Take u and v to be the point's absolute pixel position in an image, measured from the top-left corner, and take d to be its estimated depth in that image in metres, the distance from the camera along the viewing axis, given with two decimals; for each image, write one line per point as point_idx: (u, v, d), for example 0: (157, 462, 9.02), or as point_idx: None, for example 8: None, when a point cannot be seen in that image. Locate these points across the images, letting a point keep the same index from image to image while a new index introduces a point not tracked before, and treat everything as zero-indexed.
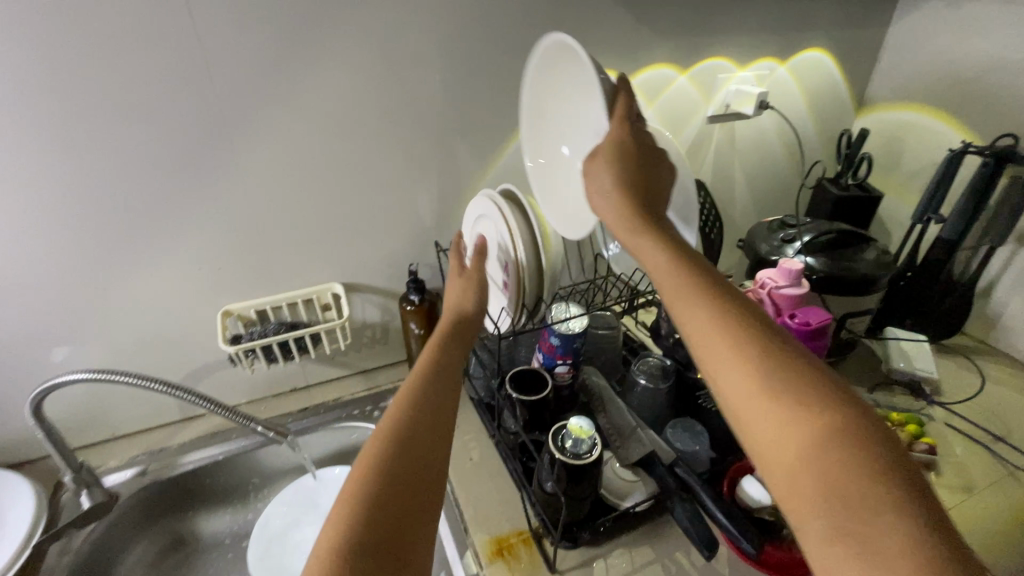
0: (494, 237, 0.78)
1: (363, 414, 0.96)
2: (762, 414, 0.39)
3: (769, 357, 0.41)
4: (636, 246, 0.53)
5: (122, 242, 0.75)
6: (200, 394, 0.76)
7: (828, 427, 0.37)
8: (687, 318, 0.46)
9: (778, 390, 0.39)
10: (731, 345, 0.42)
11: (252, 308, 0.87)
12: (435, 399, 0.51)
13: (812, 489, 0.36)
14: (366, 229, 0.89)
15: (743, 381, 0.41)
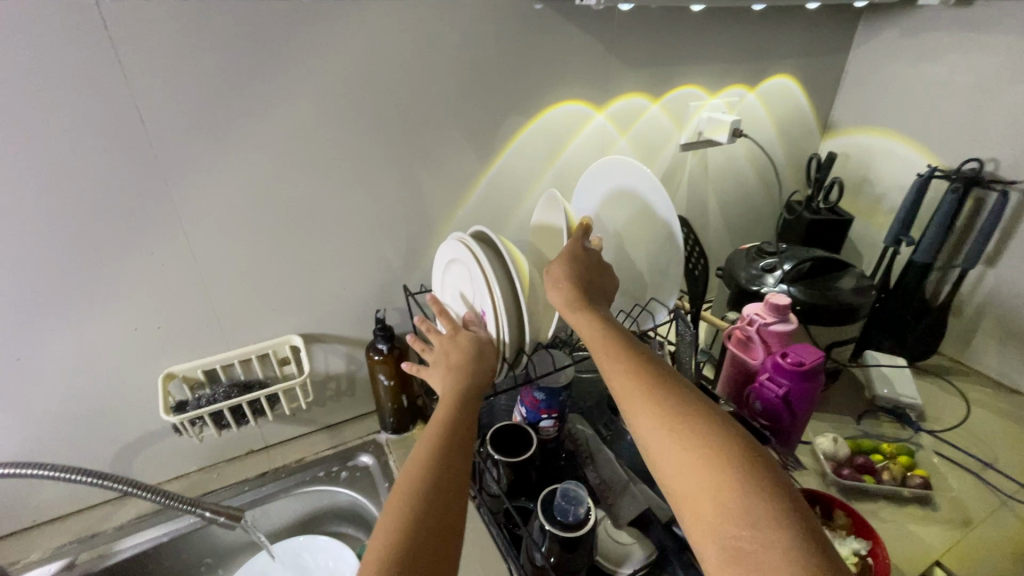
0: (468, 283, 0.72)
1: (329, 476, 0.87)
2: (672, 450, 0.46)
3: (684, 418, 0.48)
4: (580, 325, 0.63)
5: (41, 306, 0.65)
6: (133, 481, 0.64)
7: (724, 454, 0.44)
8: (618, 384, 0.55)
9: (691, 442, 0.46)
10: (649, 398, 0.51)
11: (199, 369, 0.77)
12: (452, 450, 0.53)
13: (713, 508, 0.42)
14: (327, 275, 0.82)
15: (659, 428, 0.48)
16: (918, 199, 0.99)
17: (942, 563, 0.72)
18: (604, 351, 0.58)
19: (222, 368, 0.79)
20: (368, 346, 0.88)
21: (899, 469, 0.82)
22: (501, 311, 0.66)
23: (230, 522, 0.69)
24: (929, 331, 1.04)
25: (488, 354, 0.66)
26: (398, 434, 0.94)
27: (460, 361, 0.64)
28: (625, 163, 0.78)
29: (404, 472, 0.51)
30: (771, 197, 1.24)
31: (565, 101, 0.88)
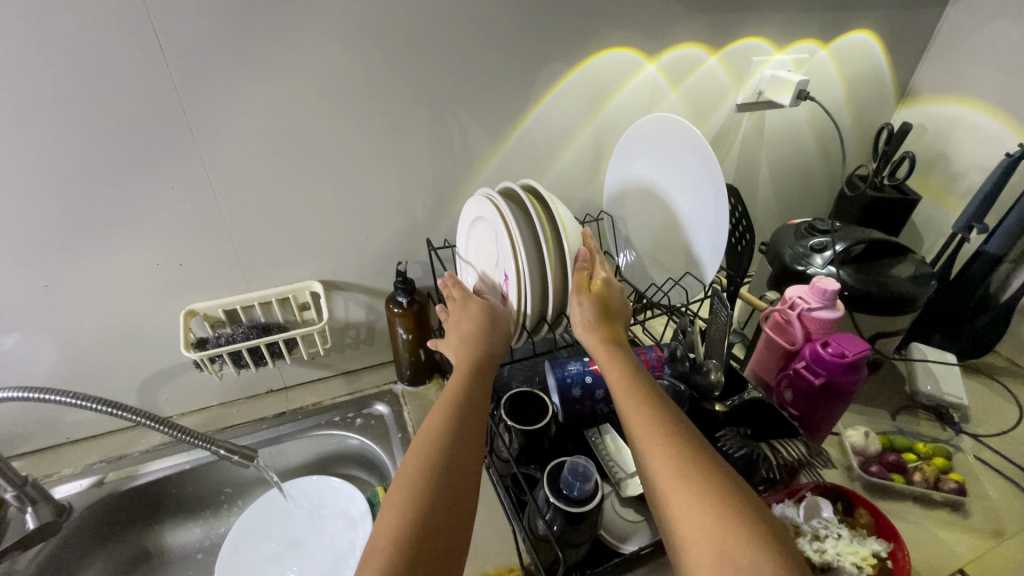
0: (493, 244, 0.69)
1: (344, 421, 0.88)
2: (679, 491, 0.45)
3: (697, 454, 0.47)
4: (600, 352, 0.61)
5: (64, 236, 0.65)
6: (153, 415, 0.66)
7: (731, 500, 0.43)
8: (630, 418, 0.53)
9: (701, 477, 0.45)
10: (663, 436, 0.50)
11: (220, 308, 0.77)
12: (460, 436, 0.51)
13: (716, 559, 0.40)
14: (348, 223, 0.79)
15: (667, 467, 0.47)
16: (1002, 182, 0.88)
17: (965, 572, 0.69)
18: (623, 385, 0.57)
19: (243, 308, 0.79)
20: (387, 297, 0.86)
21: (932, 471, 0.77)
22: (525, 277, 0.63)
23: (245, 461, 0.71)
24: (988, 330, 0.96)
25: (500, 325, 0.66)
26: (414, 386, 0.94)
27: (472, 332, 0.64)
28: (673, 122, 0.72)
29: (410, 458, 0.49)
30: (829, 169, 1.14)
31: (614, 48, 0.80)
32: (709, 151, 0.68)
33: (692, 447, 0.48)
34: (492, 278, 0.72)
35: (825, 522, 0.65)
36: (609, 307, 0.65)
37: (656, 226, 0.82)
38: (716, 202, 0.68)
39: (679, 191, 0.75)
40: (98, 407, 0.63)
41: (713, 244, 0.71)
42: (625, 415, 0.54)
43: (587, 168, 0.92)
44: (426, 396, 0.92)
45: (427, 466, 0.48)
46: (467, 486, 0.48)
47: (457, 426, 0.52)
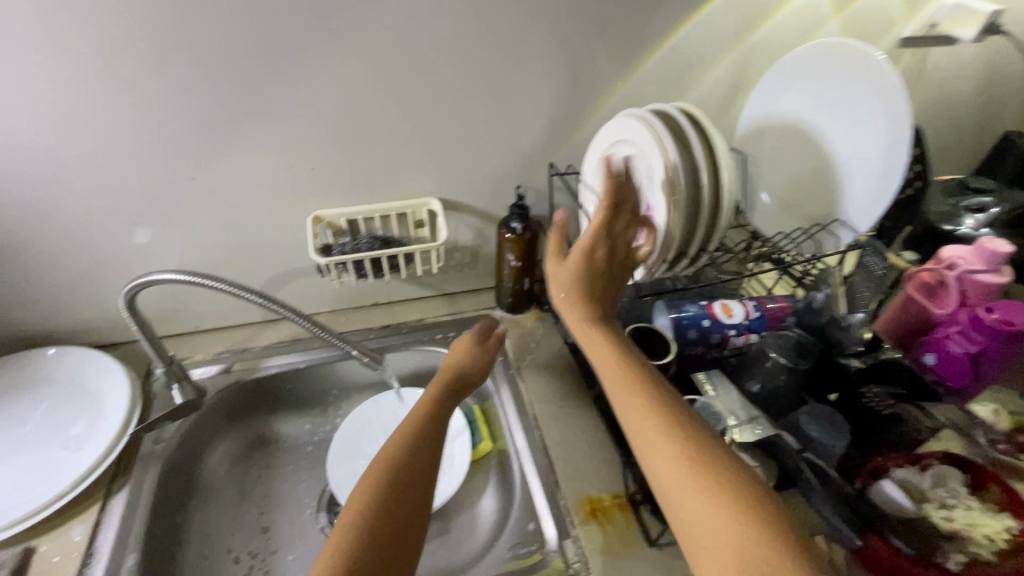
0: (636, 171, 0.63)
1: (445, 339, 0.91)
2: (682, 488, 0.44)
3: (705, 454, 0.46)
4: (581, 332, 0.58)
5: (212, 129, 0.67)
6: (298, 310, 0.70)
7: (733, 505, 0.42)
8: (625, 403, 0.52)
9: (709, 479, 0.44)
10: (670, 437, 0.47)
11: (343, 218, 0.78)
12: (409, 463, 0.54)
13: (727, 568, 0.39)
14: (471, 142, 0.77)
15: (667, 463, 0.46)
16: None
17: None
18: (610, 366, 0.54)
19: (364, 220, 0.80)
20: (500, 221, 0.84)
21: None
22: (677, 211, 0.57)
23: (372, 365, 0.75)
24: None
25: (489, 360, 0.73)
26: (512, 314, 0.94)
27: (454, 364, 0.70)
28: (855, 49, 0.65)
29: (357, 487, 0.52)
30: (987, 121, 1.01)
31: None
32: (894, 79, 0.62)
33: (701, 446, 0.46)
34: None
35: (954, 493, 0.59)
36: (589, 266, 0.58)
37: (794, 168, 0.75)
38: (899, 133, 0.62)
39: (841, 131, 0.68)
40: (255, 299, 0.67)
41: (879, 182, 0.64)
42: (620, 412, 0.52)
43: (721, 101, 0.84)
44: (525, 324, 0.92)
45: (365, 485, 0.51)
46: (411, 511, 0.51)
47: (406, 448, 0.55)
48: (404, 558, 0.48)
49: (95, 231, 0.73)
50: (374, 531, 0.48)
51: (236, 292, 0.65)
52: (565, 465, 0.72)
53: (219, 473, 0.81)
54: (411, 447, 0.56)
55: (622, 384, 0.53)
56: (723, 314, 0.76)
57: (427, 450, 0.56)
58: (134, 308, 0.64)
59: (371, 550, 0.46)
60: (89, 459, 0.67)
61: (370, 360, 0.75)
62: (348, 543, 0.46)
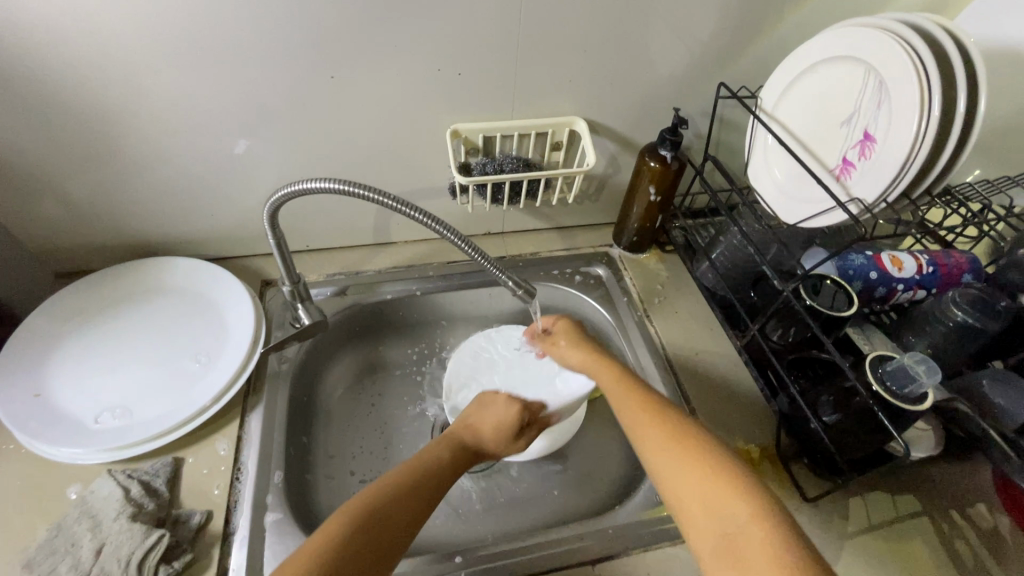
0: (862, 94, 0.54)
1: (563, 276, 0.85)
2: (673, 470, 0.48)
3: (733, 470, 0.46)
4: (605, 374, 0.62)
5: (363, 20, 0.59)
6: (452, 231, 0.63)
7: (738, 490, 0.44)
8: (636, 423, 0.54)
9: (740, 485, 0.45)
10: (683, 446, 0.49)
11: (481, 134, 0.71)
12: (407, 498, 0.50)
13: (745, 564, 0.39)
14: (633, 54, 0.68)
15: (672, 460, 0.49)
16: None
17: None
18: (637, 402, 0.56)
19: (501, 138, 0.72)
20: (643, 149, 0.77)
21: None
22: (924, 137, 0.47)
23: (527, 298, 0.66)
24: None
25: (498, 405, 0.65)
26: (633, 253, 0.88)
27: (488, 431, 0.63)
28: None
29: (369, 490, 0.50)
30: None
31: None
32: None
33: (727, 463, 0.47)
34: (829, 141, 0.58)
35: None
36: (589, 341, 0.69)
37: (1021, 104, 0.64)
38: None
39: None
40: (414, 215, 0.58)
41: None
42: (636, 433, 0.53)
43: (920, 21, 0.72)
44: (647, 265, 0.86)
45: (378, 493, 0.50)
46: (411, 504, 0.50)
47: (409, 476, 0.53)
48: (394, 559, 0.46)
49: (222, 131, 0.67)
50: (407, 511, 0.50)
51: (380, 199, 0.55)
52: (707, 413, 0.69)
53: (336, 397, 0.80)
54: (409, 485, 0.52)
55: (642, 410, 0.55)
56: (894, 267, 0.69)
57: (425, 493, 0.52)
58: (276, 221, 0.59)
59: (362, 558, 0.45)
60: (225, 373, 0.65)
61: (522, 294, 0.66)
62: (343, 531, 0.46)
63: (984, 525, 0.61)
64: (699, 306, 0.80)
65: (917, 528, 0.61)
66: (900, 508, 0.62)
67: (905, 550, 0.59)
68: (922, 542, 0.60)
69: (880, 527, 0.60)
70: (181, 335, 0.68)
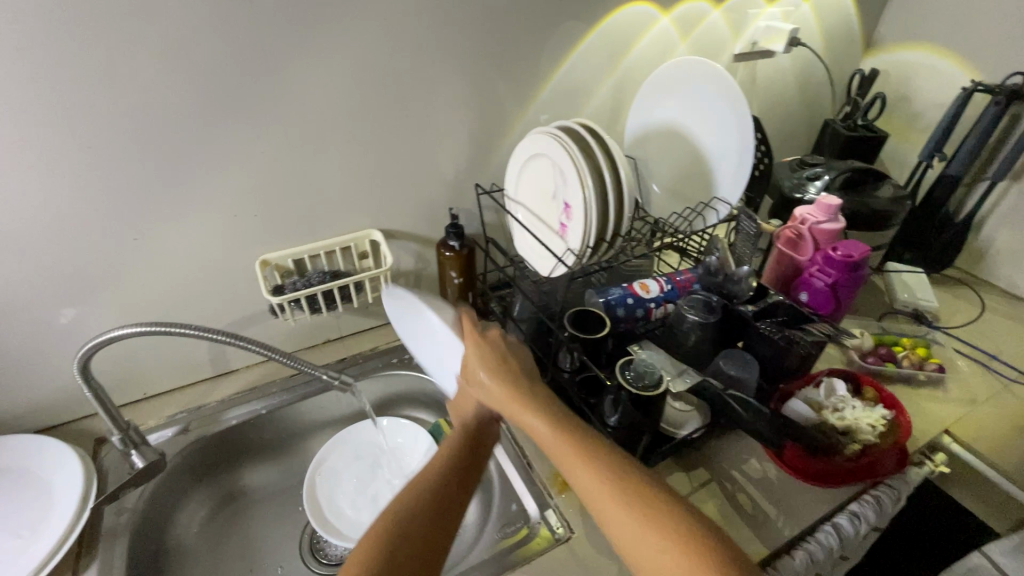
0: (553, 177, 0.74)
1: (402, 362, 0.95)
2: (637, 536, 0.46)
3: (655, 497, 0.48)
4: (518, 414, 0.60)
5: (159, 188, 0.70)
6: (264, 343, 0.70)
7: (703, 561, 0.43)
8: (634, 535, 0.47)
9: (666, 518, 0.46)
10: (607, 475, 0.50)
11: (290, 258, 0.83)
12: (401, 540, 0.50)
13: None
14: (402, 175, 0.86)
15: (671, 570, 0.44)
16: (959, 113, 1.02)
17: (950, 431, 0.83)
18: (574, 442, 0.54)
19: (310, 257, 0.84)
20: (438, 243, 0.93)
21: (918, 356, 0.92)
22: (592, 200, 0.68)
23: (346, 385, 0.76)
24: (949, 242, 1.12)
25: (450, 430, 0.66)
26: None
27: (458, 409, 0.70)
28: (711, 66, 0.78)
29: (351, 560, 0.48)
30: (813, 116, 1.26)
31: (634, 2, 0.89)
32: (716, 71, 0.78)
33: (649, 488, 0.49)
34: (548, 211, 0.77)
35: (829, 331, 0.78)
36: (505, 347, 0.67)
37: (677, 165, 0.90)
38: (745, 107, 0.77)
39: (703, 121, 0.83)
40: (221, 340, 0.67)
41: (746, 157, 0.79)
42: (567, 471, 0.53)
43: (608, 117, 1.01)
44: None
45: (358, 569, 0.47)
46: (404, 554, 0.49)
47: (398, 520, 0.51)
48: None
49: (35, 308, 0.71)
50: None
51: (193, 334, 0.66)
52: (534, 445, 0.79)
53: (191, 535, 0.79)
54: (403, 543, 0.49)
55: (580, 453, 0.53)
56: (643, 291, 0.88)
57: (406, 546, 0.49)
58: (89, 373, 0.64)
59: None
60: (50, 541, 0.64)
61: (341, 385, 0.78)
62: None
63: (756, 474, 0.76)
64: (519, 359, 0.93)
65: (708, 492, 0.74)
66: (694, 479, 0.75)
67: None
68: (711, 502, 0.73)
69: (680, 501, 0.73)
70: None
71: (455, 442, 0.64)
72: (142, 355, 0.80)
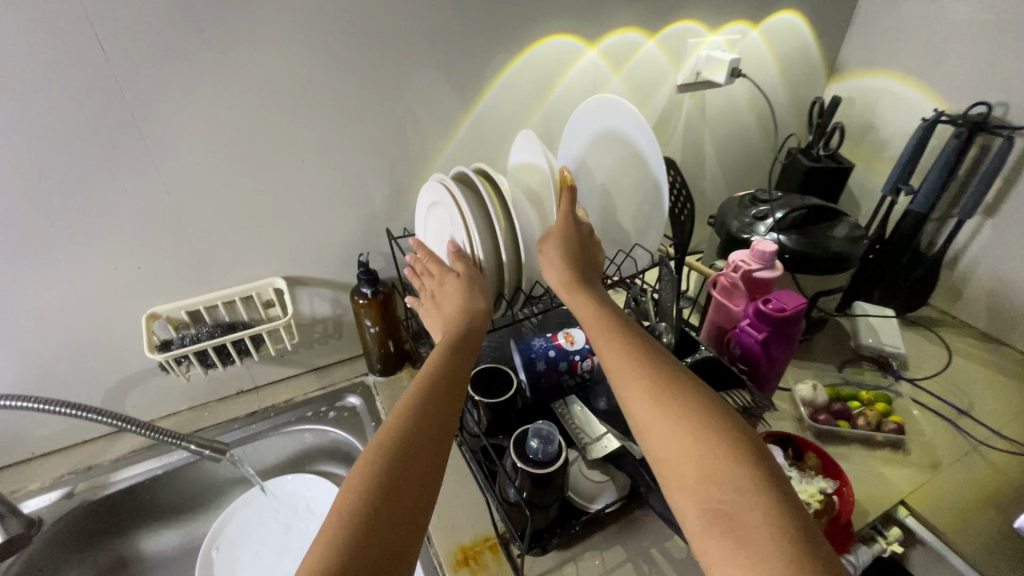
0: (449, 223, 0.70)
1: (317, 415, 0.89)
2: (661, 429, 0.47)
3: (669, 380, 0.50)
4: (570, 301, 0.64)
5: (24, 244, 0.65)
6: (108, 411, 0.66)
7: (725, 445, 0.44)
8: (632, 394, 0.50)
9: (678, 405, 0.48)
10: (644, 375, 0.51)
11: (183, 310, 0.78)
12: (416, 434, 0.48)
13: (699, 478, 0.43)
14: (307, 220, 0.81)
15: (662, 425, 0.47)
16: (921, 145, 0.95)
17: (907, 502, 0.74)
18: (601, 335, 0.57)
19: (206, 308, 0.79)
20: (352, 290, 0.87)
21: (875, 414, 0.83)
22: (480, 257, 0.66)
23: (216, 455, 0.75)
24: (917, 281, 1.04)
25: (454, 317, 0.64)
26: (386, 376, 0.95)
27: (459, 304, 0.64)
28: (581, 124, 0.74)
29: (365, 451, 0.47)
30: (773, 146, 1.19)
31: (556, 35, 0.84)
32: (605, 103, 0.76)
33: (669, 372, 0.51)
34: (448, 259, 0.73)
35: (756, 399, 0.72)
36: (580, 238, 0.68)
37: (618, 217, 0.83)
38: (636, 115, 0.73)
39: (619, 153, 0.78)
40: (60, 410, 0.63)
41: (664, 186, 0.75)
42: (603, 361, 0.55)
43: None
44: (397, 383, 0.94)
45: (371, 460, 0.45)
46: (416, 457, 0.47)
47: (409, 416, 0.50)
48: (409, 534, 0.42)
49: None
50: (380, 492, 0.43)
51: (54, 410, 0.63)
52: (437, 516, 0.73)
53: None
54: (417, 441, 0.48)
55: (612, 349, 0.55)
56: (566, 343, 0.80)
57: (426, 440, 0.48)
58: None
59: (371, 528, 0.41)
60: None
61: (212, 454, 0.74)
62: (330, 529, 0.40)
63: (678, 555, 0.68)
64: None
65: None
66: (607, 560, 0.68)
67: None
68: None
69: None
70: None
71: (442, 361, 0.57)
72: (21, 415, 0.75)
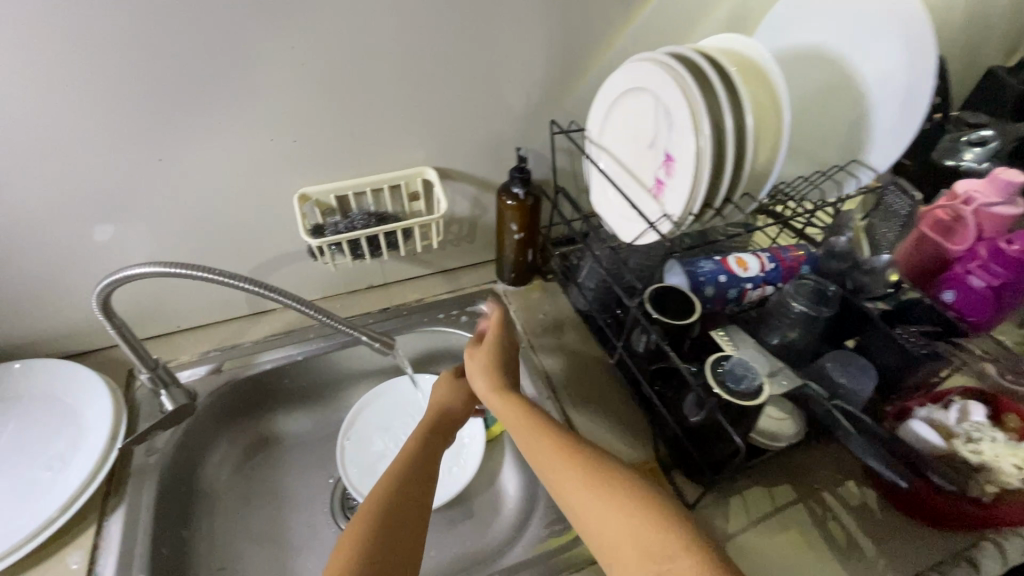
0: (655, 120, 0.59)
1: (449, 319, 0.86)
2: (596, 512, 0.46)
3: (598, 461, 0.49)
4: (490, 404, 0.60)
5: (188, 99, 0.60)
6: (295, 295, 0.62)
7: (656, 519, 0.43)
8: (563, 481, 0.49)
9: (611, 483, 0.47)
10: (573, 463, 0.50)
11: (332, 194, 0.73)
12: (387, 524, 0.49)
13: (639, 561, 0.41)
14: (466, 104, 0.72)
15: (596, 502, 0.46)
16: None
17: None
18: (526, 428, 0.55)
19: (354, 195, 0.74)
20: (499, 189, 0.80)
21: None
22: (703, 165, 0.54)
23: (385, 349, 0.70)
24: None
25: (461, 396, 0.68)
26: (516, 286, 0.90)
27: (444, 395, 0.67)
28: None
29: (335, 549, 0.47)
30: None
31: None
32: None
33: (597, 454, 0.50)
34: (641, 162, 0.62)
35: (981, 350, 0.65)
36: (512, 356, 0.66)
37: (843, 123, 0.67)
38: None
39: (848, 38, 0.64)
40: (249, 288, 0.57)
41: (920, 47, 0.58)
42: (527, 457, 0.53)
43: None
44: (530, 296, 0.88)
45: (344, 562, 0.45)
46: (394, 554, 0.47)
47: (378, 508, 0.50)
48: None
49: (62, 226, 0.65)
50: None
51: (240, 287, 0.57)
52: (592, 435, 0.70)
53: (220, 481, 0.76)
54: (395, 540, 0.48)
55: (534, 433, 0.54)
56: (740, 269, 0.73)
57: (400, 534, 0.49)
58: (110, 309, 0.57)
59: None
60: (76, 477, 0.61)
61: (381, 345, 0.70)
62: None
63: (853, 502, 0.64)
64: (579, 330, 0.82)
65: (793, 515, 0.63)
66: (776, 499, 0.64)
67: (777, 539, 0.61)
68: (797, 529, 0.62)
69: (760, 521, 0.62)
70: (28, 444, 0.64)
71: (422, 452, 0.59)
72: (173, 288, 0.74)
